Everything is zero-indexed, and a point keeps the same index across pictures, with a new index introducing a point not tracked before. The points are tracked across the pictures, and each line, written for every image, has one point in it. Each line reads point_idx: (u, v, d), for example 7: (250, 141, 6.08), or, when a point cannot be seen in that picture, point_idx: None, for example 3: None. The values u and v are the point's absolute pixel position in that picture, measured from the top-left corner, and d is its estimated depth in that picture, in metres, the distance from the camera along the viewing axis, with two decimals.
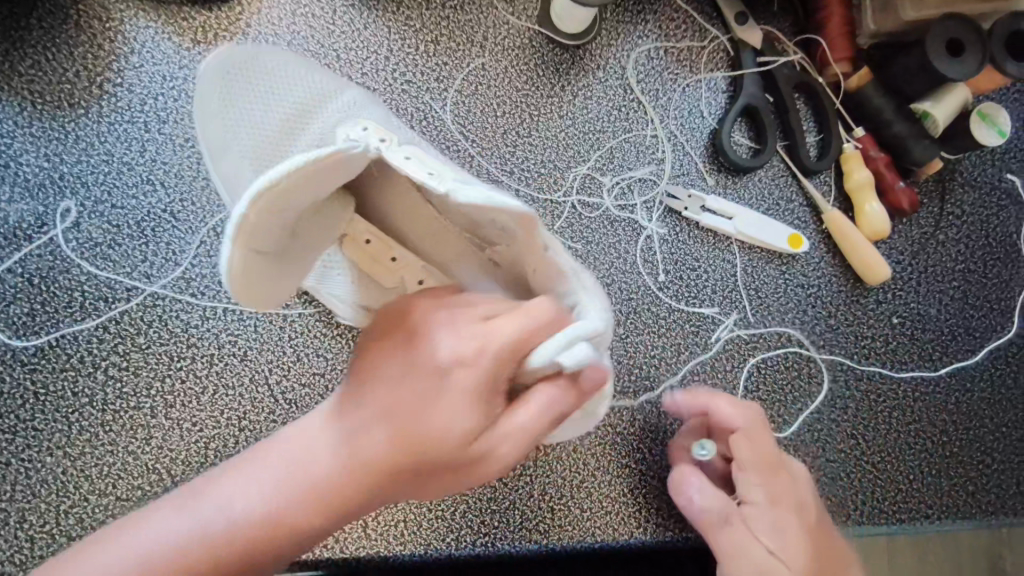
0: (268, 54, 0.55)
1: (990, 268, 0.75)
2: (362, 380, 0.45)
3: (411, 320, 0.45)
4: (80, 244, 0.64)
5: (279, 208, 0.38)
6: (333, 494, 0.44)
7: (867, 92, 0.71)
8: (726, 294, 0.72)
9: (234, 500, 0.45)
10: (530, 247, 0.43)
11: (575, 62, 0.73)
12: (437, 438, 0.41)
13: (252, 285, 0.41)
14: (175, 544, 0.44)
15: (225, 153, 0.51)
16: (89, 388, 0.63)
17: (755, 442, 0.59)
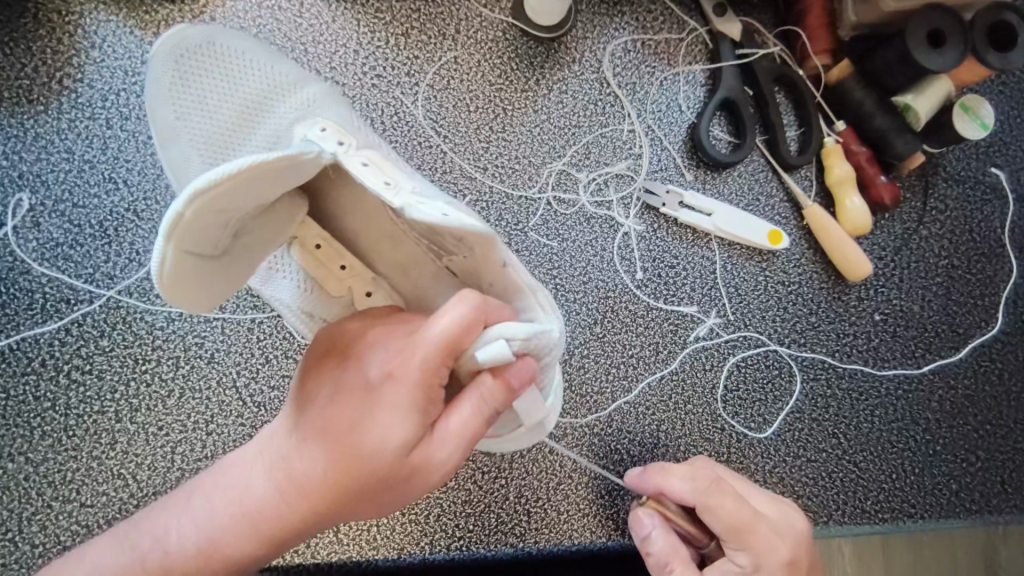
0: (228, 39, 0.56)
1: (973, 263, 0.74)
2: (305, 402, 0.49)
3: (353, 340, 0.48)
4: (41, 245, 0.63)
5: (216, 209, 0.39)
6: (282, 513, 0.48)
7: (848, 85, 0.70)
8: (706, 292, 0.71)
9: (200, 518, 0.50)
10: (485, 259, 0.46)
11: (550, 55, 0.72)
12: (372, 450, 0.44)
13: (185, 284, 0.42)
14: (160, 556, 0.50)
15: (177, 142, 0.53)
16: (51, 393, 0.61)
17: (716, 508, 0.54)
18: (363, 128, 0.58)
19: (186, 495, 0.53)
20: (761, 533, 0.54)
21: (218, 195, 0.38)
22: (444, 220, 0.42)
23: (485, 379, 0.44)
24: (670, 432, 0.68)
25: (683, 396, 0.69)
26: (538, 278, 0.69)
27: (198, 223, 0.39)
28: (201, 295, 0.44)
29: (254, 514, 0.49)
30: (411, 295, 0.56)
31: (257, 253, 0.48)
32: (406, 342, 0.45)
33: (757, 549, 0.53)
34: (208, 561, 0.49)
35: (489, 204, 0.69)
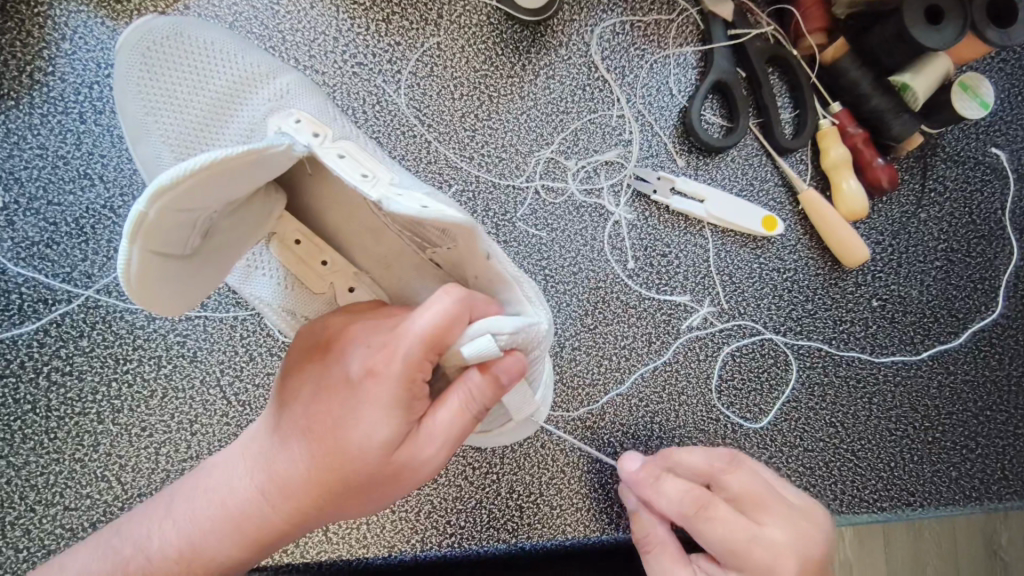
0: (196, 31, 0.56)
1: (974, 246, 0.72)
2: (287, 400, 0.47)
3: (333, 336, 0.47)
4: (17, 245, 0.61)
5: (182, 207, 0.37)
6: (264, 513, 0.47)
7: (843, 65, 0.68)
8: (699, 280, 0.69)
9: (184, 521, 0.49)
10: (468, 251, 0.45)
11: (536, 40, 0.70)
12: (355, 449, 0.43)
13: (155, 287, 0.40)
14: (142, 562, 0.49)
15: (147, 137, 0.53)
16: (32, 395, 0.60)
17: (706, 532, 0.52)
18: (339, 117, 0.58)
19: (167, 498, 0.52)
20: (760, 557, 0.50)
21: (185, 193, 0.36)
22: (421, 212, 0.40)
23: (470, 374, 0.43)
24: (664, 424, 0.67)
25: (676, 387, 0.68)
26: (528, 269, 0.67)
27: (165, 223, 0.37)
28: (172, 297, 0.42)
29: (237, 517, 0.47)
30: (395, 290, 0.55)
31: (231, 251, 0.47)
32: (387, 336, 0.43)
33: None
34: (191, 565, 0.48)
35: (475, 194, 0.67)
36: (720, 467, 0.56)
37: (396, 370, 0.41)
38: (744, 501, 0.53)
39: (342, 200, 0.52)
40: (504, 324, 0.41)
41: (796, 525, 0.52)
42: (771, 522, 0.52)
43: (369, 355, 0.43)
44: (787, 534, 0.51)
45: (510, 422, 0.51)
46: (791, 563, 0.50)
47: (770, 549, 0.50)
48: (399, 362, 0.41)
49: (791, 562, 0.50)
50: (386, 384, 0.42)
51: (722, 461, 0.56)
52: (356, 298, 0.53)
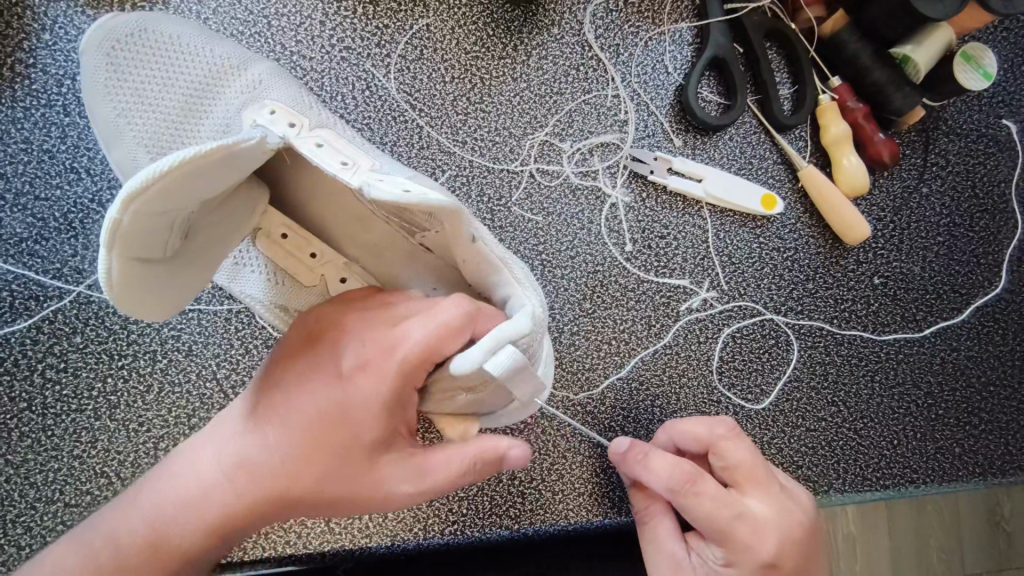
0: (165, 29, 0.55)
1: (976, 220, 0.71)
2: (269, 391, 0.47)
3: (321, 331, 0.46)
4: (5, 241, 0.60)
5: (160, 207, 0.36)
6: (241, 503, 0.45)
7: (842, 38, 0.66)
8: (698, 262, 0.68)
9: (149, 511, 0.47)
10: (456, 240, 0.43)
11: (527, 19, 0.68)
12: (350, 443, 0.44)
13: (141, 294, 0.40)
14: (109, 552, 0.47)
15: (118, 139, 0.52)
16: (27, 393, 0.60)
17: (692, 509, 0.50)
18: (317, 106, 0.56)
19: (131, 490, 0.50)
20: (743, 536, 0.50)
21: (159, 195, 0.35)
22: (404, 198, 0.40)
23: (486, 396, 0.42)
24: (665, 408, 0.66)
25: (676, 369, 0.67)
26: (525, 254, 0.66)
27: (141, 226, 0.36)
28: (161, 300, 0.42)
29: (208, 506, 0.46)
30: (387, 277, 0.54)
31: (215, 250, 0.46)
32: (384, 333, 0.43)
33: (738, 552, 0.50)
34: (158, 555, 0.46)
35: (470, 179, 0.66)
36: (722, 436, 0.54)
37: (394, 369, 0.42)
38: (731, 475, 0.53)
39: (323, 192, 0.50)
40: (515, 328, 0.39)
41: (781, 504, 0.52)
42: (756, 500, 0.52)
43: (366, 352, 0.43)
44: (770, 511, 0.51)
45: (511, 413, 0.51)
46: (773, 542, 0.50)
47: (754, 527, 0.50)
48: (398, 361, 0.42)
49: (772, 541, 0.50)
50: (382, 383, 0.42)
51: (724, 429, 0.55)
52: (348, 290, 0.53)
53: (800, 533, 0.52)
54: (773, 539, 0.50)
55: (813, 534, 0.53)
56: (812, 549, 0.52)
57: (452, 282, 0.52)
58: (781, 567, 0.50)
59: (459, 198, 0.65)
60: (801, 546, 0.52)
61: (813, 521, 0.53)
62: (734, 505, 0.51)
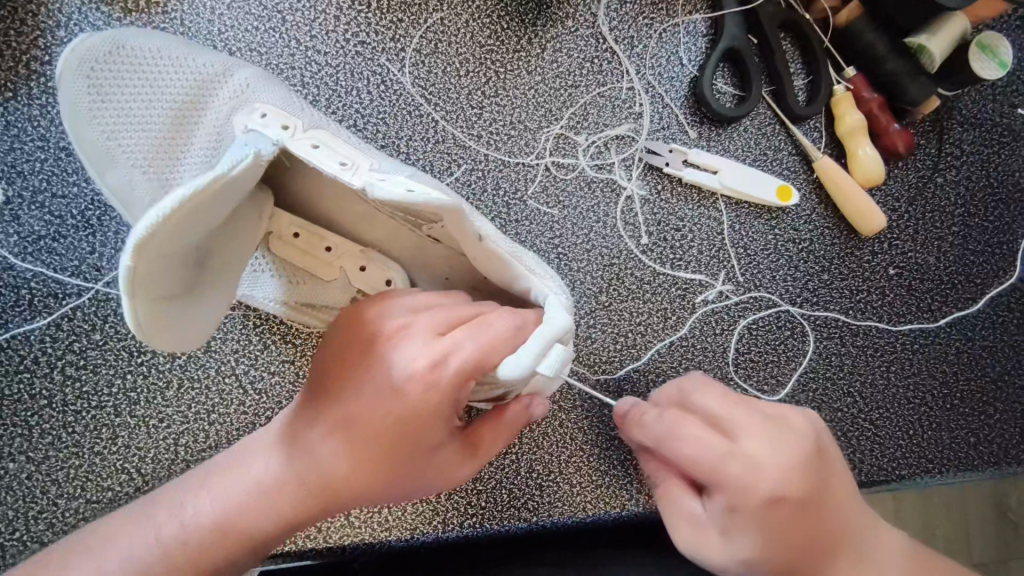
0: (141, 46, 0.55)
1: (991, 210, 0.71)
2: (327, 394, 0.46)
3: (373, 336, 0.45)
4: (22, 239, 0.60)
5: (167, 249, 0.38)
6: (311, 498, 0.46)
7: (857, 27, 0.66)
8: (714, 254, 0.68)
9: (213, 507, 0.48)
10: (462, 234, 0.44)
11: (541, 12, 0.68)
12: (416, 446, 0.44)
13: (164, 327, 0.42)
14: (176, 528, 0.47)
15: (113, 162, 0.53)
16: (47, 390, 0.60)
17: (678, 455, 0.47)
18: (305, 105, 0.56)
19: (190, 483, 0.50)
20: (732, 474, 0.45)
21: (165, 238, 0.37)
22: (406, 197, 0.41)
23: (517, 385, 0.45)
24: None
25: (693, 361, 0.67)
26: (541, 248, 0.66)
27: (153, 270, 0.38)
28: (187, 328, 0.44)
29: (276, 502, 0.47)
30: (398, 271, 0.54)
31: (231, 265, 0.48)
32: (434, 344, 0.42)
33: (731, 494, 0.45)
34: (225, 540, 0.47)
35: (485, 172, 0.66)
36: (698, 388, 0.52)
37: (444, 384, 0.41)
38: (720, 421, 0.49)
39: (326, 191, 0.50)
40: (555, 323, 0.41)
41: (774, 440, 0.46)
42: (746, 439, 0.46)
43: (414, 366, 0.42)
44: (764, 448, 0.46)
45: (539, 393, 0.51)
46: (767, 476, 0.45)
47: (745, 465, 0.45)
48: (447, 378, 0.41)
49: (767, 476, 0.45)
50: (433, 394, 0.42)
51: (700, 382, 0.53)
52: (368, 277, 0.52)
53: (801, 470, 0.46)
54: (768, 481, 0.44)
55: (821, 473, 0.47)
56: (819, 490, 0.47)
57: (462, 274, 0.52)
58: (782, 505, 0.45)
59: (475, 192, 0.65)
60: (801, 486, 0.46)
61: (821, 462, 0.47)
62: (722, 443, 0.46)
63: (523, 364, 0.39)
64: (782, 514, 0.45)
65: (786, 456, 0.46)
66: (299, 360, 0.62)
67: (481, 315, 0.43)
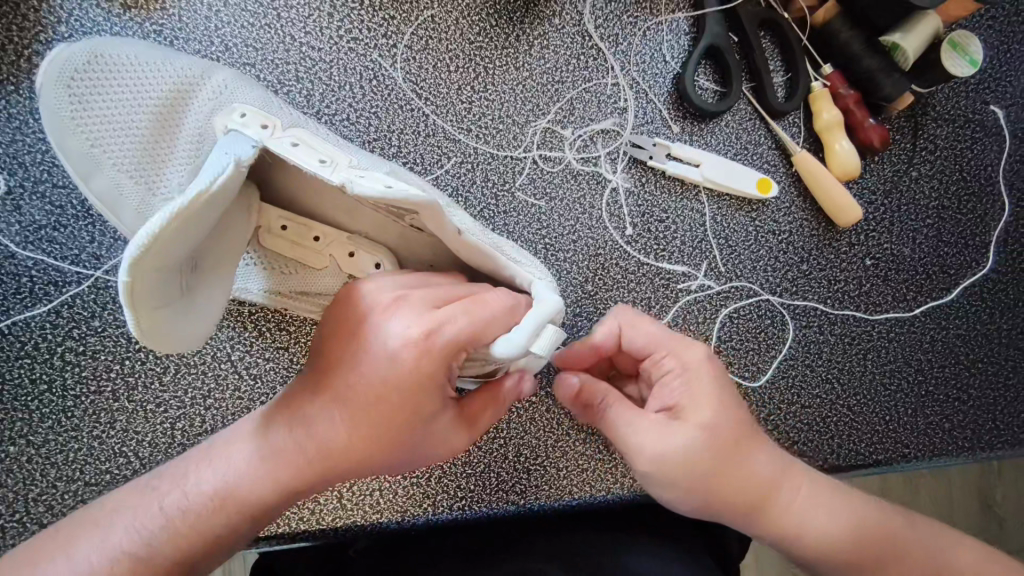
0: (116, 56, 0.57)
1: (964, 203, 0.74)
2: (325, 366, 0.48)
3: (365, 311, 0.47)
4: (24, 228, 0.62)
5: (161, 255, 0.39)
6: (310, 467, 0.48)
7: (834, 26, 0.69)
8: (696, 245, 0.70)
9: (216, 478, 0.50)
10: (444, 231, 0.46)
11: (529, 10, 0.70)
12: (409, 415, 0.46)
13: (166, 329, 0.44)
14: (179, 498, 0.49)
15: (98, 169, 0.54)
16: (47, 375, 0.61)
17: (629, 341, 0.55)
18: (280, 104, 0.61)
19: (195, 458, 0.52)
20: (678, 346, 0.54)
21: (160, 245, 0.39)
22: (387, 192, 0.43)
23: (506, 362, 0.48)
24: None
25: None
26: (528, 239, 0.68)
27: (151, 275, 0.40)
28: (187, 329, 0.46)
29: (276, 472, 0.48)
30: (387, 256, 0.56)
31: (223, 262, 0.50)
32: (422, 320, 0.44)
33: (682, 357, 0.54)
34: (228, 508, 0.49)
35: (474, 165, 0.68)
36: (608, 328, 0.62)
37: (437, 354, 0.44)
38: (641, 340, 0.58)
39: (314, 184, 0.51)
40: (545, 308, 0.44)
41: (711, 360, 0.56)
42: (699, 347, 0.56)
43: (406, 339, 0.44)
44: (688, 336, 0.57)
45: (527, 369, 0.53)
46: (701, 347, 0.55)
47: (684, 343, 0.54)
48: (439, 347, 0.44)
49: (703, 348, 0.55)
50: (427, 360, 0.44)
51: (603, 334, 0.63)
52: (358, 263, 0.54)
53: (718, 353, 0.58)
54: (704, 354, 0.54)
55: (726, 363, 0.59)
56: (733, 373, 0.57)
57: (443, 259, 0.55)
58: (721, 366, 0.54)
59: (464, 184, 0.67)
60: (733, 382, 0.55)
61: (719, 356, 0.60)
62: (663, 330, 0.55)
63: (516, 343, 0.42)
64: (717, 388, 0.53)
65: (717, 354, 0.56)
66: (294, 346, 0.64)
67: (471, 296, 0.46)
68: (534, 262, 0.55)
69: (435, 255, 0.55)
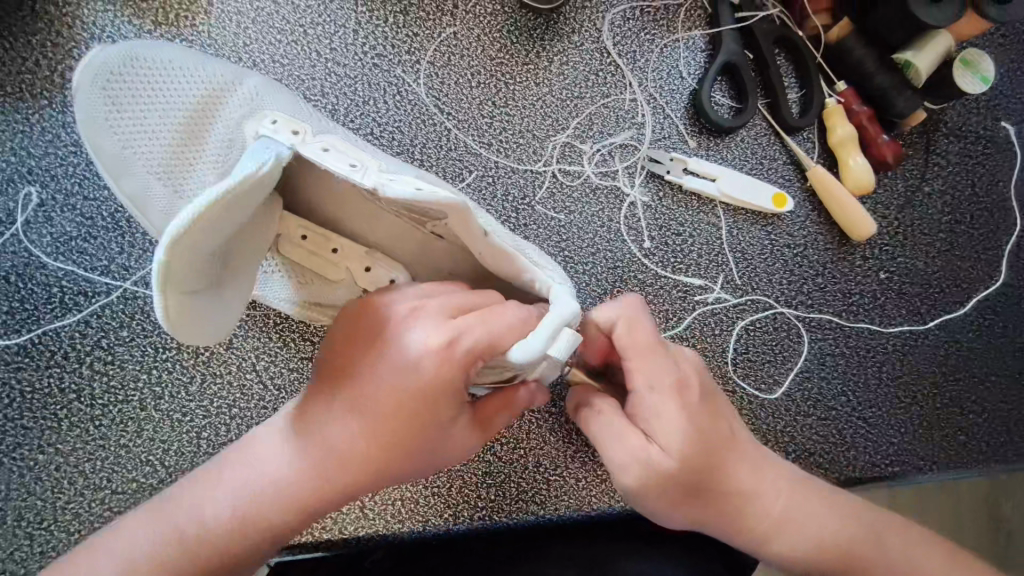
0: (148, 58, 0.56)
1: (977, 218, 0.75)
2: (338, 380, 0.49)
3: (381, 326, 0.47)
4: (54, 239, 0.63)
5: (193, 246, 0.40)
6: (324, 482, 0.49)
7: (848, 44, 0.70)
8: (713, 259, 0.71)
9: (230, 496, 0.50)
10: (469, 233, 0.47)
11: (549, 27, 0.72)
12: (425, 425, 0.47)
13: (188, 322, 0.44)
14: (198, 525, 0.49)
15: (128, 170, 0.54)
16: (76, 384, 0.62)
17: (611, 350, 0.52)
18: (310, 112, 0.61)
19: (207, 477, 0.52)
20: (652, 361, 0.51)
21: (195, 235, 0.40)
22: (415, 195, 0.44)
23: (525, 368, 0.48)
24: None
25: None
26: (549, 251, 0.69)
27: (181, 266, 0.41)
28: (207, 327, 0.46)
29: (290, 487, 0.49)
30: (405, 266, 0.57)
31: (247, 268, 0.50)
32: (442, 327, 0.45)
33: (652, 372, 0.51)
34: (244, 527, 0.49)
35: (495, 179, 0.69)
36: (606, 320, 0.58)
37: (456, 364, 0.45)
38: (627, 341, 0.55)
39: (335, 192, 0.52)
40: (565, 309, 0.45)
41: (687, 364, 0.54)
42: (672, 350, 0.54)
43: (429, 347, 0.45)
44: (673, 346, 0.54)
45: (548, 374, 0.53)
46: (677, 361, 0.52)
47: (661, 357, 0.51)
48: (460, 354, 0.44)
49: (678, 364, 0.52)
50: (448, 370, 0.45)
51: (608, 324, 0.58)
52: (375, 275, 0.55)
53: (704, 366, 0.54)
54: (674, 378, 0.51)
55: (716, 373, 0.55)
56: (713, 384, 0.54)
57: (463, 264, 0.56)
58: (692, 385, 0.52)
59: (485, 197, 0.69)
60: (705, 394, 0.52)
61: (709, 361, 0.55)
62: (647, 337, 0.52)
63: (534, 348, 0.42)
64: (687, 410, 0.51)
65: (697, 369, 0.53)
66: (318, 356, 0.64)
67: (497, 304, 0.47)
68: (553, 267, 0.56)
69: (453, 262, 0.56)
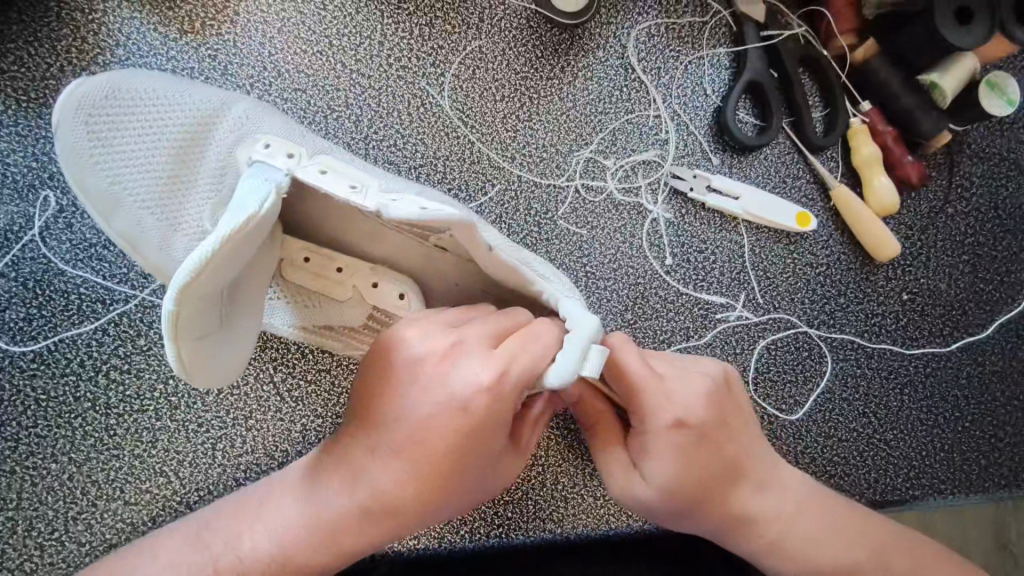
0: (136, 88, 0.54)
1: (1000, 240, 0.74)
2: (375, 417, 0.47)
3: (418, 361, 0.46)
4: (74, 246, 0.62)
5: (204, 290, 0.39)
6: (368, 524, 0.47)
7: (873, 65, 0.70)
8: (735, 276, 0.71)
9: (268, 534, 0.49)
10: (474, 249, 0.45)
11: (573, 42, 0.71)
12: (471, 461, 0.46)
13: (204, 366, 0.43)
14: (235, 557, 0.49)
15: (117, 206, 0.51)
16: (91, 393, 0.61)
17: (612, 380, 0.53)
18: (302, 131, 0.59)
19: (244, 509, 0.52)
20: (650, 396, 0.52)
21: (203, 279, 0.39)
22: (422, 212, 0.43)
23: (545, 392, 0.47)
24: None
25: None
26: (570, 266, 0.68)
27: (193, 310, 0.40)
28: (222, 366, 0.45)
29: (331, 528, 0.48)
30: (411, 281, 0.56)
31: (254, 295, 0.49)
32: (483, 360, 0.44)
33: (649, 410, 0.52)
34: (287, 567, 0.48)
35: (518, 193, 0.68)
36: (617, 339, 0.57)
37: (504, 396, 0.44)
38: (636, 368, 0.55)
39: (333, 209, 0.51)
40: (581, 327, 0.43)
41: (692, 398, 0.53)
42: (672, 375, 0.54)
43: (475, 383, 0.44)
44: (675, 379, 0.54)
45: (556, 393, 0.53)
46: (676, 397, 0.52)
47: (658, 391, 0.52)
48: (510, 386, 0.43)
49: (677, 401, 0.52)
50: (498, 405, 0.44)
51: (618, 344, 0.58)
52: (381, 292, 0.54)
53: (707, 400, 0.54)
54: (669, 419, 0.51)
55: (721, 404, 0.54)
56: (720, 416, 0.54)
57: (467, 284, 0.54)
58: (691, 421, 0.52)
59: (507, 211, 0.68)
60: (705, 430, 0.53)
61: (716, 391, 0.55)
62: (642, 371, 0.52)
63: (565, 370, 0.42)
64: (684, 448, 0.52)
65: (701, 405, 0.53)
66: (336, 369, 0.64)
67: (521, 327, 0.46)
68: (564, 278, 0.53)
69: (460, 279, 0.54)
